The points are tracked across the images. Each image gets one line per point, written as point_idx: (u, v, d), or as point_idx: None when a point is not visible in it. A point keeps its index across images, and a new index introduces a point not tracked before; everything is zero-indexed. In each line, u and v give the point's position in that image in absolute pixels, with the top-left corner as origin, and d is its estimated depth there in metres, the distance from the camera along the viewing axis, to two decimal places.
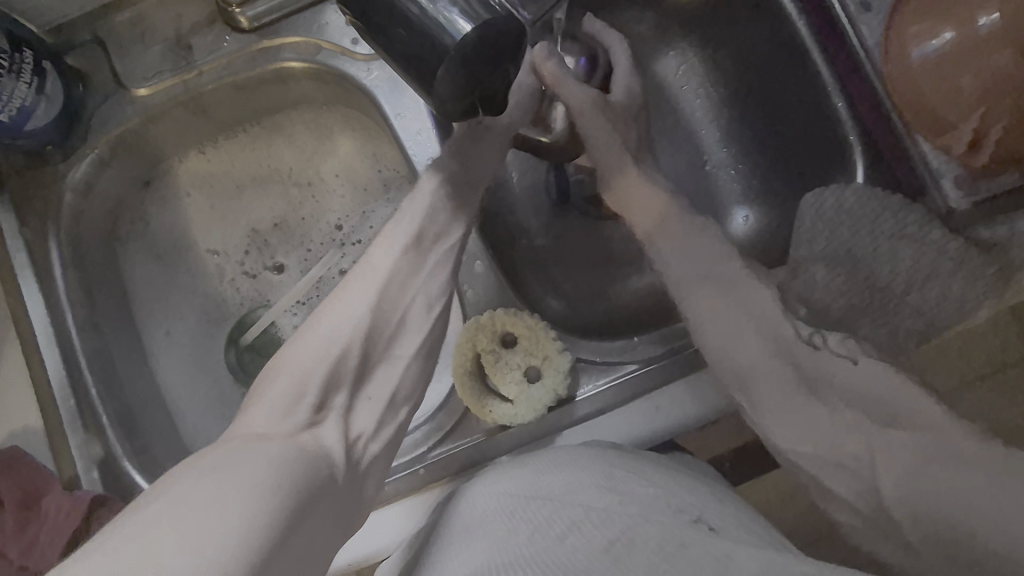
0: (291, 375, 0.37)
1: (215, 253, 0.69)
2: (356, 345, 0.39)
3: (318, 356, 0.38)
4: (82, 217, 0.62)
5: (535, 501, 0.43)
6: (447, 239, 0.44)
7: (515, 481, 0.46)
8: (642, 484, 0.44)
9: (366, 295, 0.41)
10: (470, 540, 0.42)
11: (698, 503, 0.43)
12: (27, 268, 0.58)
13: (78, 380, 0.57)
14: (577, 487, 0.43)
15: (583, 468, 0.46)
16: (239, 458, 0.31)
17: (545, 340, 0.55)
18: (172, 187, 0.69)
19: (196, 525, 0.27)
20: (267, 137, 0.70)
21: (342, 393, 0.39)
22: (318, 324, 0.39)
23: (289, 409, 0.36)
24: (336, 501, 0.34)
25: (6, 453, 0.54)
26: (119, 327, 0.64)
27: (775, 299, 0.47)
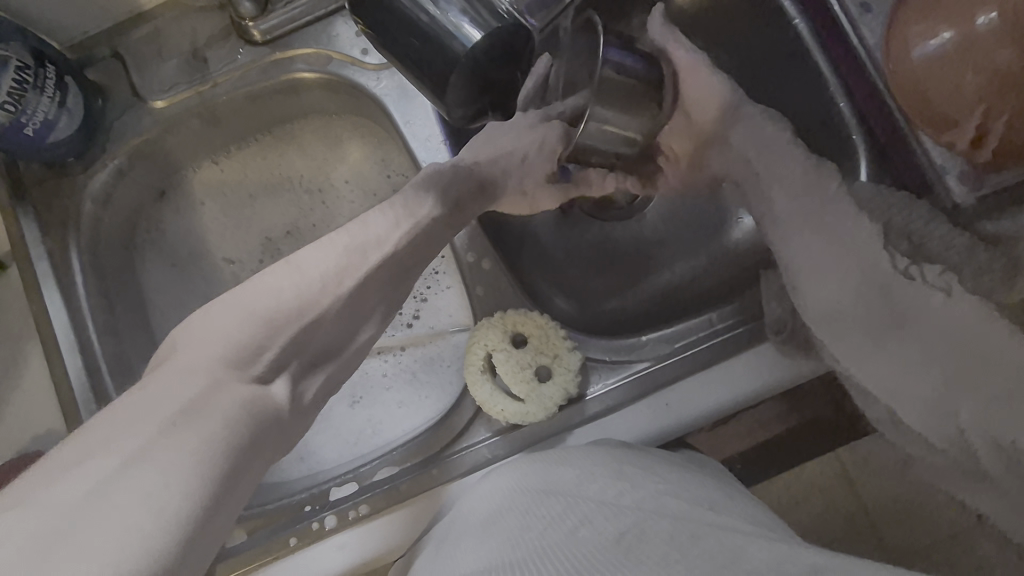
0: (255, 326, 0.38)
1: (231, 262, 0.71)
2: (320, 316, 0.41)
3: (284, 316, 0.39)
4: (101, 225, 0.64)
5: (549, 497, 0.44)
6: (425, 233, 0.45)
7: (527, 478, 0.48)
8: (653, 479, 0.45)
9: (330, 257, 0.42)
10: (490, 533, 0.43)
11: (706, 494, 0.45)
12: (50, 276, 0.60)
13: (100, 384, 0.59)
14: (589, 481, 0.45)
15: (593, 461, 0.47)
16: (194, 416, 0.33)
17: (554, 338, 0.56)
18: (186, 196, 0.71)
19: (158, 478, 0.30)
20: (279, 146, 0.72)
21: (296, 354, 0.40)
22: (288, 279, 0.40)
23: (246, 359, 0.38)
24: (272, 444, 0.37)
25: (33, 456, 0.57)
26: (136, 332, 0.65)
27: (830, 265, 0.49)
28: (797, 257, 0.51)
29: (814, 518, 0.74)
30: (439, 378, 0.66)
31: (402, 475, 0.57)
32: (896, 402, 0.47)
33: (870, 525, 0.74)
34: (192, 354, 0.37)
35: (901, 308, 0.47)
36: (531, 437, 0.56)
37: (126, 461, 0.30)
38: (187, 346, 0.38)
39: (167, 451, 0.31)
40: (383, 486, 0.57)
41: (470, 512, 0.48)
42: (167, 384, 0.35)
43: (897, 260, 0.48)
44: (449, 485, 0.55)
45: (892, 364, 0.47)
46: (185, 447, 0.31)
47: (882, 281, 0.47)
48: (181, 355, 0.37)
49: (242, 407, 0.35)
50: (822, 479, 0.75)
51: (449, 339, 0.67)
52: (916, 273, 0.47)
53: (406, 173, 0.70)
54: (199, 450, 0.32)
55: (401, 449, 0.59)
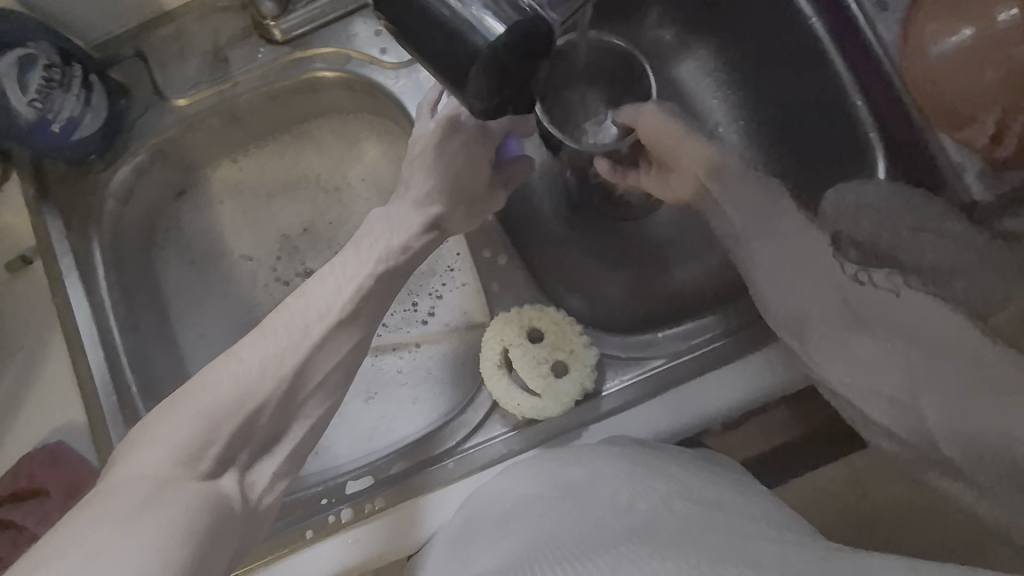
0: (197, 421, 0.40)
1: (248, 259, 0.71)
2: (269, 404, 0.42)
3: (230, 404, 0.41)
4: (122, 221, 0.65)
5: (562, 501, 0.44)
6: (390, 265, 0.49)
7: (540, 481, 0.48)
8: (667, 479, 0.45)
9: (279, 343, 0.44)
10: (506, 535, 0.43)
11: (722, 497, 0.44)
12: (73, 270, 0.61)
13: (120, 377, 0.60)
14: (600, 482, 0.45)
15: (613, 459, 0.47)
16: (151, 512, 0.34)
17: (570, 334, 0.56)
18: (205, 195, 0.72)
19: (122, 566, 0.30)
20: (297, 144, 0.73)
21: (245, 451, 0.42)
22: (236, 371, 0.42)
23: (193, 456, 0.39)
24: (233, 539, 0.38)
25: (49, 448, 0.57)
26: (156, 328, 0.66)
27: (791, 283, 0.52)
28: (760, 274, 0.54)
29: (827, 521, 0.73)
30: (453, 376, 0.66)
31: (418, 469, 0.57)
32: (860, 396, 0.48)
33: (885, 533, 0.73)
34: (140, 459, 0.38)
35: (861, 309, 0.48)
36: (546, 433, 0.56)
37: (88, 557, 0.30)
38: (125, 451, 0.39)
39: (128, 543, 0.31)
40: (399, 481, 0.57)
41: (482, 510, 0.49)
42: (117, 485, 0.36)
43: (845, 267, 0.51)
44: (465, 480, 0.55)
45: (857, 359, 0.47)
46: (148, 537, 0.32)
47: (845, 292, 0.50)
48: (123, 459, 0.39)
49: (197, 499, 0.37)
50: (836, 485, 0.73)
51: (464, 336, 0.68)
52: (868, 278, 0.49)
53: None
54: (163, 541, 0.32)
55: (417, 445, 0.59)
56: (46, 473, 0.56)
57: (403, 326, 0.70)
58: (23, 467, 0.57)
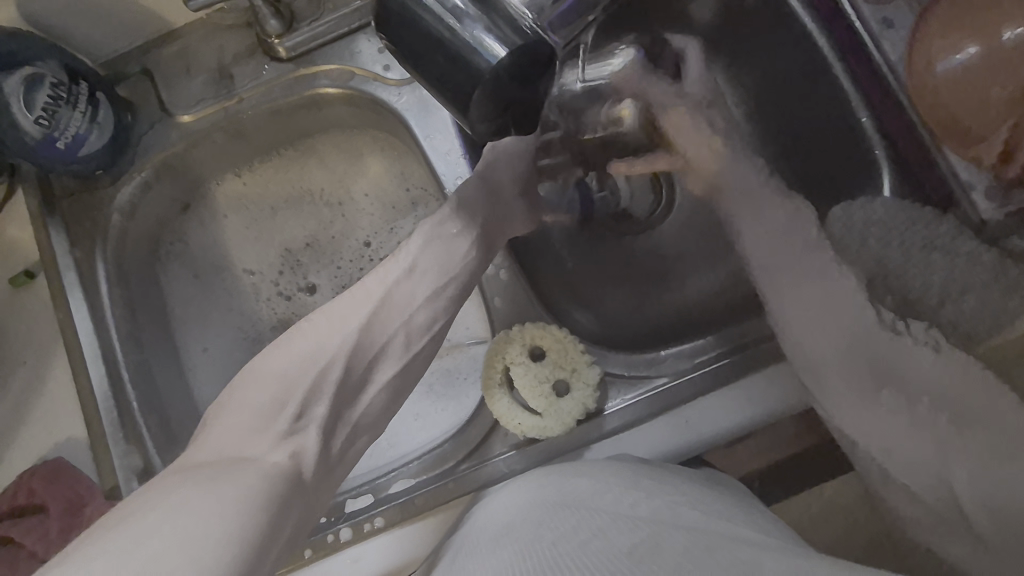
0: (273, 387, 0.40)
1: (251, 273, 0.72)
2: (338, 361, 0.41)
3: (302, 368, 0.40)
4: (127, 235, 0.66)
5: (563, 510, 0.44)
6: (446, 250, 0.46)
7: (543, 491, 0.48)
8: (669, 493, 0.45)
9: (344, 309, 0.42)
10: (501, 547, 0.43)
11: (728, 510, 0.44)
12: (77, 286, 0.61)
13: (121, 393, 0.60)
14: (600, 493, 0.45)
15: (608, 476, 0.47)
16: (227, 479, 0.34)
17: (573, 352, 0.55)
18: (210, 208, 0.72)
19: (191, 532, 0.30)
20: (301, 159, 0.73)
21: (321, 405, 0.40)
22: (307, 335, 0.41)
23: (267, 421, 0.38)
24: (305, 504, 0.37)
25: (52, 463, 0.58)
26: (159, 342, 0.66)
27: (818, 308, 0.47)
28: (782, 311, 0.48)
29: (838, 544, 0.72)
30: (453, 393, 0.66)
31: (419, 488, 0.56)
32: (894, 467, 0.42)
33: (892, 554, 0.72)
34: (223, 430, 0.38)
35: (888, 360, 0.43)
36: (547, 452, 0.55)
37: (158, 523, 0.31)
38: (211, 422, 0.40)
39: (200, 506, 0.32)
40: (400, 498, 0.56)
41: (485, 523, 0.48)
42: (200, 456, 0.37)
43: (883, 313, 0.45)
44: (467, 498, 0.54)
45: (881, 423, 0.42)
46: (217, 503, 0.32)
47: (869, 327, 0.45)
48: (208, 431, 0.39)
49: (271, 467, 0.36)
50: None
51: (466, 352, 0.67)
52: (903, 328, 0.44)
53: (425, 186, 0.70)
54: (232, 509, 0.33)
55: (418, 461, 0.58)
56: (48, 489, 0.56)
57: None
58: (23, 483, 0.57)
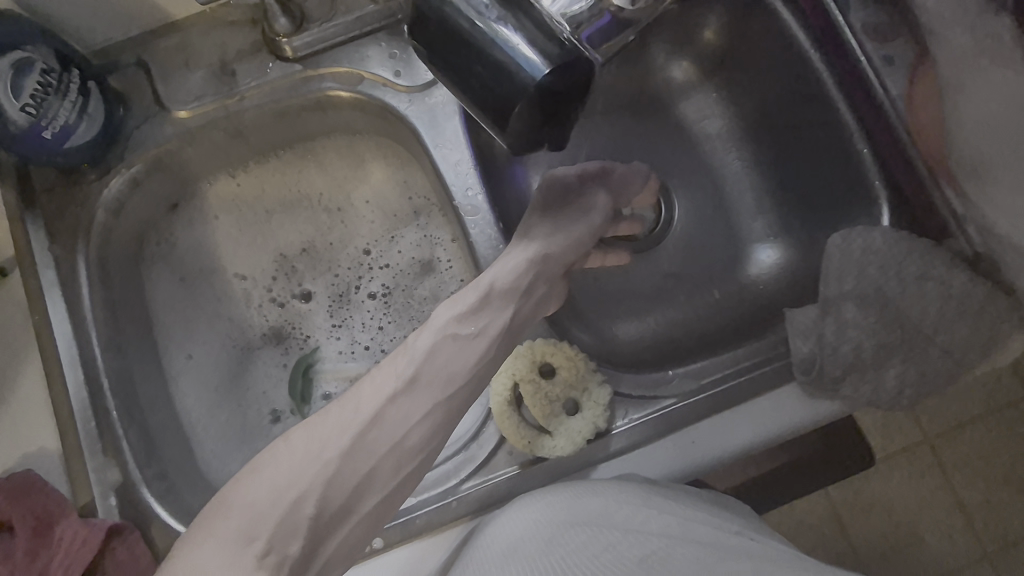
0: (243, 513, 0.36)
1: (243, 278, 0.69)
2: (314, 491, 0.37)
3: (278, 490, 0.37)
4: (112, 233, 0.62)
5: (575, 528, 0.44)
6: (461, 356, 0.45)
7: (551, 506, 0.46)
8: (679, 508, 0.45)
9: (327, 424, 0.39)
10: (512, 566, 0.42)
11: (737, 524, 0.45)
12: (55, 284, 0.57)
13: (101, 402, 0.56)
14: (614, 509, 0.44)
15: (618, 490, 0.47)
16: None
17: (585, 372, 0.54)
18: (200, 209, 0.70)
19: None
20: (300, 162, 0.71)
21: (296, 543, 0.36)
22: (283, 459, 0.38)
23: (234, 556, 0.34)
24: None
25: (16, 478, 0.52)
26: (140, 346, 0.63)
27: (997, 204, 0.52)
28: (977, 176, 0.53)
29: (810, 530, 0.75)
30: None
31: (419, 509, 0.54)
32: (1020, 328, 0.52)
33: (992, 551, 0.74)
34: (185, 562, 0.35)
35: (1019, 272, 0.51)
36: (555, 470, 0.54)
37: None
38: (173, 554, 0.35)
39: None
40: (399, 519, 0.54)
41: (491, 539, 0.47)
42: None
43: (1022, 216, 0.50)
44: (469, 522, 0.53)
45: None
46: None
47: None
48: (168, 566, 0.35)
49: None
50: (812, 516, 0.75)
51: None
52: (842, 349, 0.54)
53: (429, 195, 0.70)
54: None
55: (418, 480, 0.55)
56: (9, 508, 0.50)
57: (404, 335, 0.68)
58: None
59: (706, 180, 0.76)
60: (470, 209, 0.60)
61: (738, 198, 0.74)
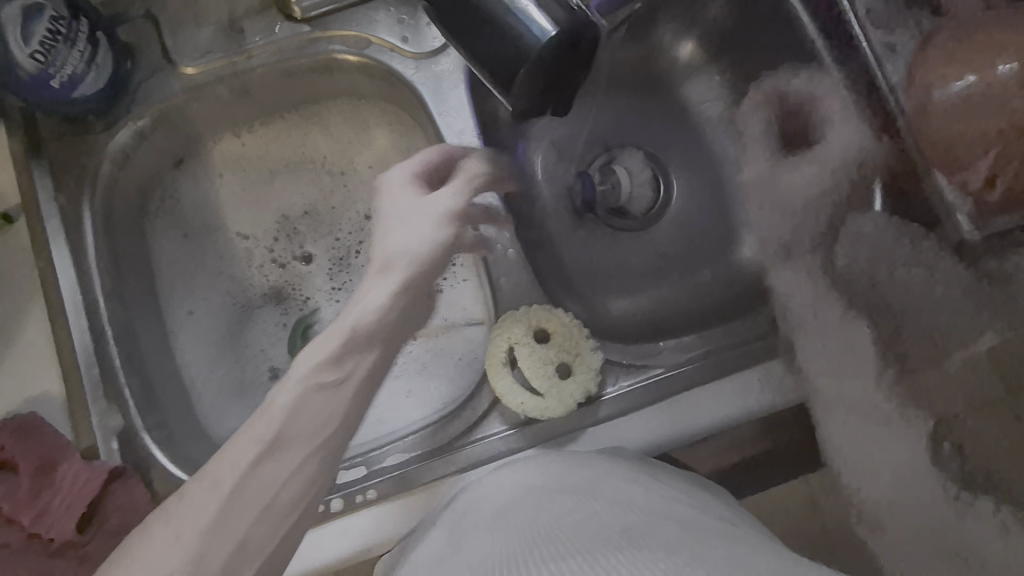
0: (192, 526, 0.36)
1: (245, 237, 0.70)
2: (248, 513, 0.37)
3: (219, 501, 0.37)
4: (117, 186, 0.63)
5: (561, 493, 0.46)
6: (373, 324, 0.40)
7: (543, 473, 0.48)
8: (663, 487, 0.46)
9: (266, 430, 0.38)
10: (496, 525, 0.45)
11: (720, 508, 0.47)
12: (61, 232, 0.58)
13: (103, 349, 0.57)
14: (602, 480, 0.46)
15: (609, 465, 0.49)
16: None
17: (577, 336, 0.56)
18: (204, 166, 0.70)
19: None
20: (305, 125, 0.71)
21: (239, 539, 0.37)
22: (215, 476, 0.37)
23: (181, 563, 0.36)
24: None
25: (22, 419, 0.54)
26: (143, 299, 0.64)
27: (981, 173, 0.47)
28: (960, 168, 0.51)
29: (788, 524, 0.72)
30: (446, 373, 0.66)
31: (411, 463, 0.57)
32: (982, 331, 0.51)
33: None
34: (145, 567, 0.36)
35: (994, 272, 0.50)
36: (544, 434, 0.56)
37: None
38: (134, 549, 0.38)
39: None
40: (392, 472, 0.56)
41: (480, 499, 0.49)
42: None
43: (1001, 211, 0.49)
44: (458, 480, 0.54)
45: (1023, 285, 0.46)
46: None
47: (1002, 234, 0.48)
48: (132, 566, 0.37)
49: None
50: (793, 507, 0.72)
51: (462, 334, 0.67)
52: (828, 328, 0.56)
53: None
54: None
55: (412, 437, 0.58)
56: (15, 447, 0.52)
57: (400, 304, 0.69)
58: None
59: (705, 162, 0.77)
60: None
61: (735, 179, 0.75)
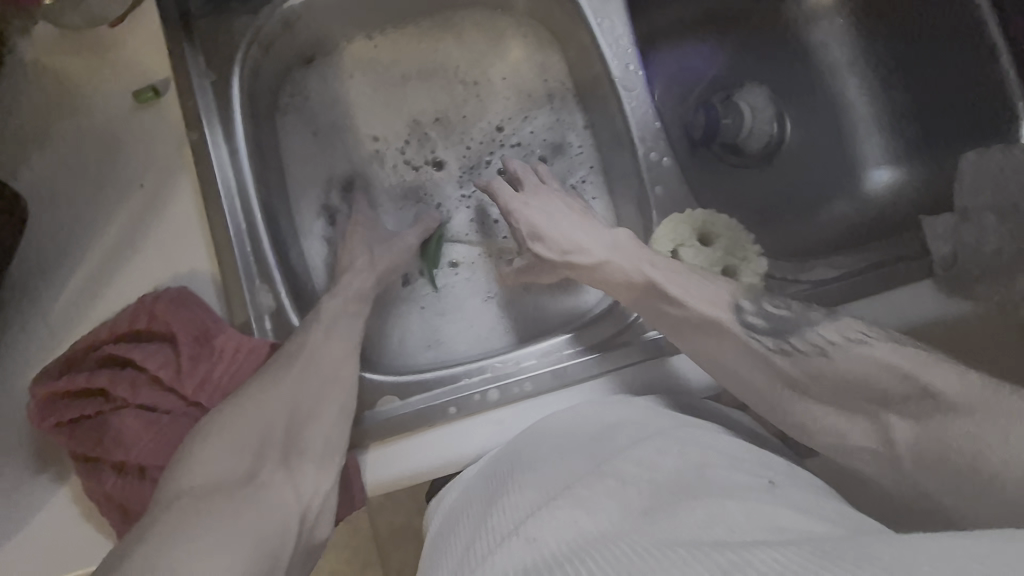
0: None
1: (375, 140, 0.69)
2: None
3: None
4: (260, 73, 0.61)
5: (595, 440, 0.45)
6: None
7: (576, 422, 0.48)
8: (714, 438, 0.45)
9: None
10: (524, 471, 0.44)
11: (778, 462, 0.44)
12: (213, 111, 0.57)
13: (254, 231, 0.56)
14: (641, 430, 0.46)
15: (646, 415, 0.48)
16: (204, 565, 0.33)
17: (744, 241, 0.56)
18: (335, 66, 0.68)
19: None
20: (439, 31, 0.69)
21: None
22: None
23: None
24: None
25: (175, 291, 0.52)
26: (279, 192, 0.63)
27: None
28: None
29: None
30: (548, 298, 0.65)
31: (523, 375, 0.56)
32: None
33: None
34: None
35: None
36: None
37: None
38: None
39: None
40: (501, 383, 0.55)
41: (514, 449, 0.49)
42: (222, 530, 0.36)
43: None
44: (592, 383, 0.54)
45: None
46: None
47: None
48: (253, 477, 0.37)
49: None
50: None
51: None
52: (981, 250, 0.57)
53: (567, 80, 0.69)
54: None
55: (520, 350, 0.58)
56: (172, 316, 0.51)
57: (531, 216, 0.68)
58: (143, 307, 0.51)
59: (826, 103, 0.77)
60: (627, 83, 0.61)
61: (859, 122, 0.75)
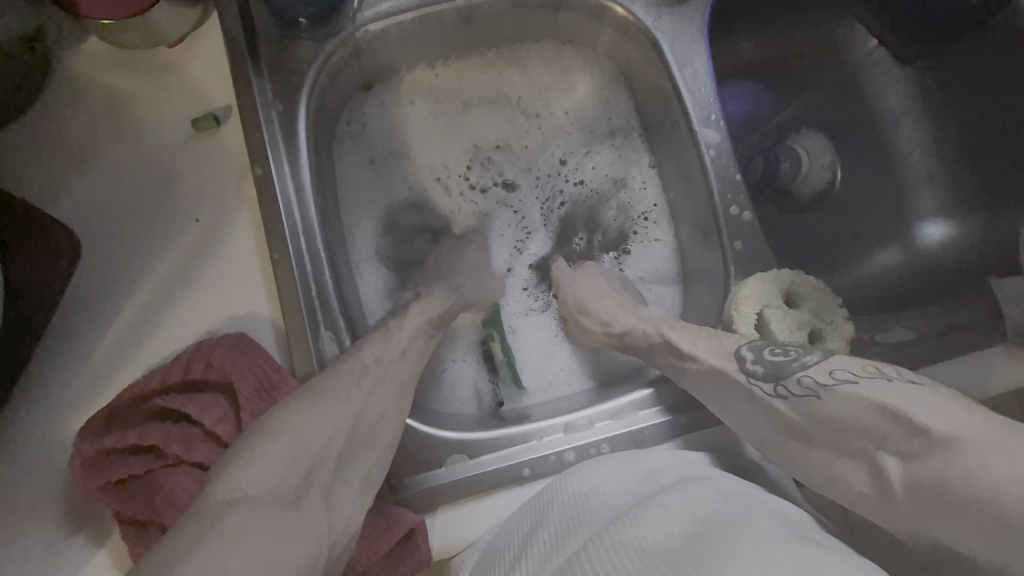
0: None
1: (436, 171, 0.67)
2: None
3: None
4: (324, 100, 0.58)
5: (647, 488, 0.45)
6: None
7: (622, 468, 0.48)
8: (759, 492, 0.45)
9: None
10: (578, 523, 0.43)
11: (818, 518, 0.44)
12: (279, 141, 0.53)
13: (317, 269, 0.52)
14: (687, 479, 0.45)
15: (691, 466, 0.48)
16: None
17: (831, 307, 0.55)
18: (395, 93, 0.65)
19: None
20: (505, 63, 0.67)
21: None
22: None
23: None
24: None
25: (234, 337, 0.49)
26: (338, 225, 0.59)
27: None
28: None
29: None
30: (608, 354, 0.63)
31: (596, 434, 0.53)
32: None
33: None
34: None
35: None
36: None
37: None
38: None
39: None
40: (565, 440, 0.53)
41: (557, 489, 0.48)
42: None
43: None
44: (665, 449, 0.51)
45: None
46: None
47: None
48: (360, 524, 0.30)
49: None
50: None
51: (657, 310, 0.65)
52: None
53: (633, 118, 0.68)
54: None
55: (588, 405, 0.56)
56: (233, 364, 0.47)
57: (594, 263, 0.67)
58: (200, 353, 0.48)
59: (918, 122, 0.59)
60: (709, 136, 0.59)
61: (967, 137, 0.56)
